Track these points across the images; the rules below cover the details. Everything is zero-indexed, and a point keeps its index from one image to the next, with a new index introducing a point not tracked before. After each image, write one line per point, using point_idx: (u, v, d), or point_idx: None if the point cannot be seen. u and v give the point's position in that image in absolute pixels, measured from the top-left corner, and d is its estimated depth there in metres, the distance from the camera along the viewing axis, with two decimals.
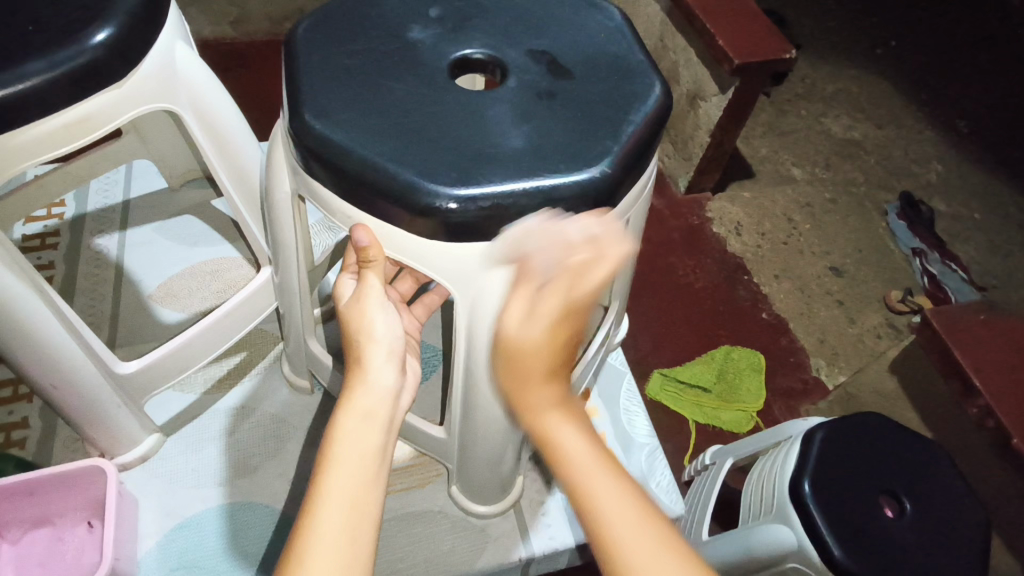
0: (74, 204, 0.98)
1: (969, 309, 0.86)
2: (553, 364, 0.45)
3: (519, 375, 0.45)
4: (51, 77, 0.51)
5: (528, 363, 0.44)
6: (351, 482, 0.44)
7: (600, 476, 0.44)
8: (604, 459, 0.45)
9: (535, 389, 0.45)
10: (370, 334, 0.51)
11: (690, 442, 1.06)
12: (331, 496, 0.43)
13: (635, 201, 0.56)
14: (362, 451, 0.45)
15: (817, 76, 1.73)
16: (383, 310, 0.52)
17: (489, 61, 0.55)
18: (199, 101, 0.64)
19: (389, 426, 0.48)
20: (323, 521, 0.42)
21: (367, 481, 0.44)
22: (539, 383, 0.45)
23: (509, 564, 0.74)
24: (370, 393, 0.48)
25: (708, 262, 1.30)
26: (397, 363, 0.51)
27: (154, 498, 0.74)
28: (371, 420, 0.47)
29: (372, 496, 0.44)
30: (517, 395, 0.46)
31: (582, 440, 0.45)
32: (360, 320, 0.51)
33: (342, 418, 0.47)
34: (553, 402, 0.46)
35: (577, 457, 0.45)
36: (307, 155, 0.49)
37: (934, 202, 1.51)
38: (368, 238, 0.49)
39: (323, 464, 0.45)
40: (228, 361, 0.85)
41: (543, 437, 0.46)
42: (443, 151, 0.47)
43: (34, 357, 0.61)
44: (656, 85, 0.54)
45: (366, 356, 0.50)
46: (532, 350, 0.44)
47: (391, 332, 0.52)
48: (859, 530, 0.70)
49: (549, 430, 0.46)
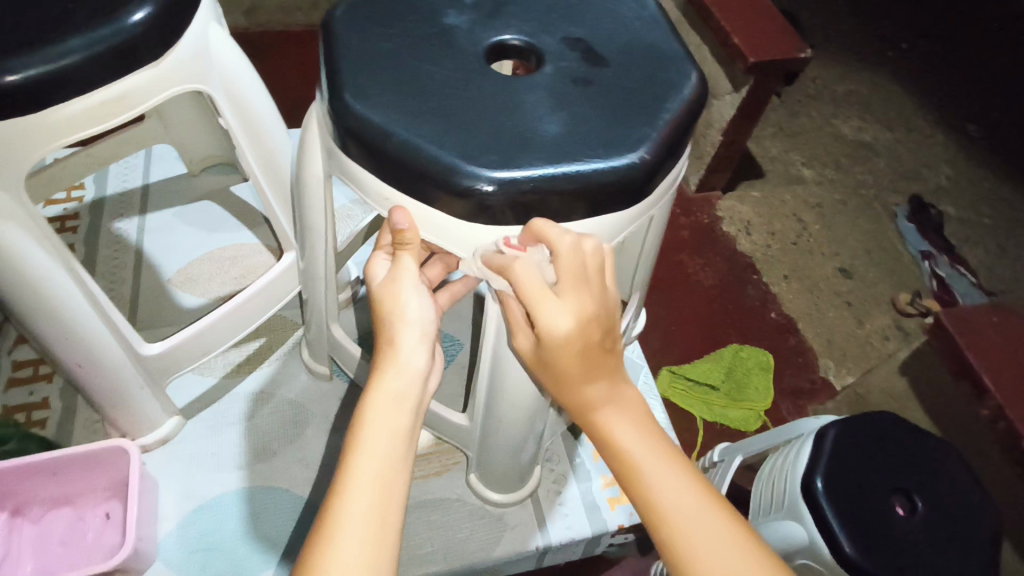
0: (93, 188, 0.98)
1: (982, 310, 0.86)
2: (584, 363, 0.48)
3: (562, 377, 0.50)
4: (91, 54, 0.51)
5: (564, 368, 0.49)
6: (381, 462, 0.44)
7: (657, 463, 0.49)
8: (657, 446, 0.50)
9: (582, 390, 0.50)
10: (403, 315, 0.51)
11: (698, 439, 1.06)
12: (360, 477, 0.43)
13: (668, 190, 0.56)
14: (391, 431, 0.46)
15: (828, 77, 1.73)
16: (417, 294, 0.52)
17: (524, 48, 0.55)
18: (232, 83, 0.64)
19: (418, 408, 0.49)
20: (353, 499, 0.42)
21: (396, 462, 0.45)
22: (584, 383, 0.50)
23: (526, 553, 0.74)
24: (401, 374, 0.48)
25: (719, 261, 1.31)
26: (427, 346, 0.51)
27: (174, 480, 0.74)
28: (402, 402, 0.47)
29: (400, 478, 0.44)
30: (568, 395, 0.51)
31: (634, 432, 0.50)
32: (393, 302, 0.51)
33: (373, 398, 0.47)
34: (607, 397, 0.51)
35: (634, 451, 0.49)
36: (345, 135, 0.49)
37: (943, 205, 1.51)
38: (407, 222, 0.49)
39: (353, 442, 0.45)
40: (247, 347, 0.86)
41: (597, 434, 0.51)
42: (483, 134, 0.47)
43: (62, 336, 0.61)
44: (692, 74, 0.54)
45: (399, 337, 0.50)
46: (565, 358, 0.48)
47: (424, 314, 0.52)
48: (872, 527, 0.71)
49: (605, 425, 0.51)
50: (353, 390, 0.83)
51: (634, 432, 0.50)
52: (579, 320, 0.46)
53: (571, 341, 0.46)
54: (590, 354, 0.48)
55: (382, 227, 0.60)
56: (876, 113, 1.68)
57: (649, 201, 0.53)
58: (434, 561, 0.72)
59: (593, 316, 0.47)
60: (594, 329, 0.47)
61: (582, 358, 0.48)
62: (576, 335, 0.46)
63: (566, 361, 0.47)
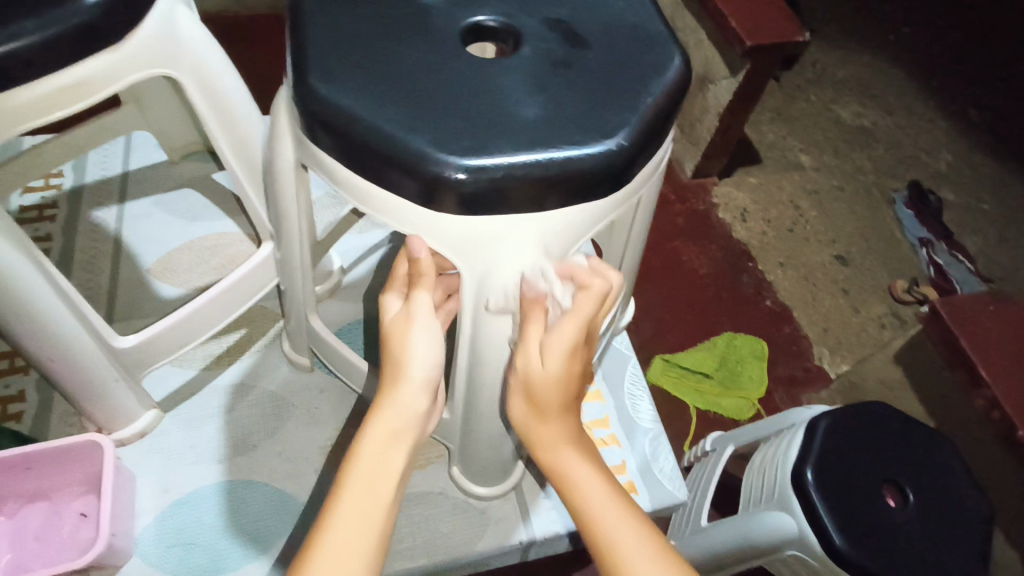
0: (72, 175, 0.96)
1: (978, 298, 0.84)
2: (564, 395, 0.50)
3: (538, 404, 0.51)
4: (46, 37, 0.49)
5: (548, 395, 0.50)
6: (367, 499, 0.46)
7: (612, 511, 0.48)
8: (614, 494, 0.50)
9: (549, 423, 0.51)
10: (409, 357, 0.50)
11: (690, 428, 1.05)
12: (344, 512, 0.45)
13: (652, 175, 0.54)
14: (382, 472, 0.47)
15: (827, 61, 1.70)
16: (429, 332, 0.51)
17: (503, 31, 0.53)
18: (202, 67, 0.62)
19: (412, 448, 0.50)
20: (335, 533, 0.44)
21: (382, 500, 0.46)
22: (556, 415, 0.51)
23: (510, 547, 0.73)
24: (399, 413, 0.49)
25: (712, 248, 1.29)
26: (429, 387, 0.51)
27: (151, 474, 0.73)
28: (395, 441, 0.49)
29: (383, 520, 0.46)
30: (534, 432, 0.52)
31: (593, 477, 0.51)
32: (403, 341, 0.50)
33: (367, 436, 0.48)
34: (562, 440, 0.52)
35: (589, 497, 0.50)
36: (311, 121, 0.47)
37: (942, 191, 1.49)
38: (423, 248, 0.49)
39: (342, 478, 0.47)
40: (228, 338, 0.84)
41: (556, 472, 0.52)
42: (455, 119, 0.45)
43: (30, 329, 0.59)
44: (676, 56, 0.52)
45: (401, 378, 0.50)
46: (549, 390, 0.49)
47: (429, 359, 0.51)
48: (862, 518, 0.70)
49: (564, 465, 0.51)
50: (337, 381, 0.82)
51: (596, 483, 0.50)
52: (573, 349, 0.49)
53: (563, 369, 0.49)
54: (571, 383, 0.50)
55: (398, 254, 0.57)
56: (876, 97, 1.65)
57: (630, 188, 0.51)
58: (416, 556, 0.71)
59: (580, 347, 0.49)
60: (579, 354, 0.50)
61: (562, 389, 0.50)
62: (564, 365, 0.49)
63: (547, 397, 0.50)
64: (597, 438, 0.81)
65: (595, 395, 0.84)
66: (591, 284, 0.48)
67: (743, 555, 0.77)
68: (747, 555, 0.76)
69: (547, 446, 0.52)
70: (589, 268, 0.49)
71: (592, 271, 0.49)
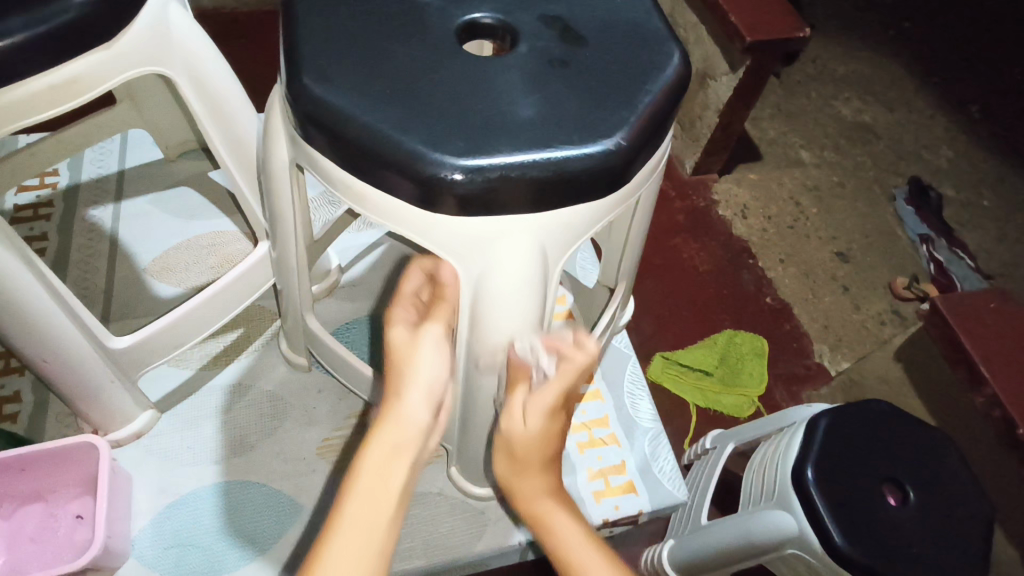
0: (68, 173, 0.96)
1: (979, 296, 0.84)
2: (543, 453, 0.55)
3: (519, 463, 0.56)
4: (35, 34, 0.48)
5: (529, 452, 0.55)
6: (369, 514, 0.45)
7: (589, 557, 0.53)
8: (590, 541, 0.54)
9: (530, 480, 0.56)
10: (415, 369, 0.51)
11: (690, 426, 1.04)
12: (347, 527, 0.45)
13: (651, 175, 0.54)
14: (384, 485, 0.47)
15: (827, 57, 1.69)
16: (436, 351, 0.52)
17: (499, 28, 0.52)
18: (196, 65, 0.61)
19: (414, 463, 0.49)
20: (337, 549, 0.44)
21: (385, 516, 0.46)
22: (535, 472, 0.56)
23: (509, 547, 0.73)
24: (401, 429, 0.49)
25: (712, 245, 1.28)
26: (432, 404, 0.51)
27: (148, 475, 0.72)
28: (397, 456, 0.48)
29: (386, 536, 0.45)
30: (516, 488, 0.57)
31: (572, 525, 0.56)
32: (410, 357, 0.52)
33: (370, 450, 0.48)
34: (542, 495, 0.57)
35: (567, 543, 0.54)
36: (304, 120, 0.46)
37: (943, 187, 1.48)
38: (451, 275, 0.52)
39: (345, 493, 0.47)
40: (225, 337, 0.84)
41: (538, 524, 0.56)
42: (450, 119, 0.45)
43: (23, 330, 0.59)
44: (674, 54, 0.52)
45: (404, 388, 0.51)
46: (530, 448, 0.55)
47: (435, 374, 0.52)
48: (862, 517, 0.69)
49: (544, 516, 0.56)
50: (335, 380, 0.81)
51: (574, 530, 0.55)
52: (552, 412, 0.53)
53: (541, 429, 0.54)
54: (550, 441, 0.55)
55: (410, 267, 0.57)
56: (876, 93, 1.64)
57: (629, 188, 0.50)
58: (414, 557, 0.71)
59: (559, 410, 0.54)
60: (558, 418, 0.54)
61: (541, 447, 0.55)
62: (543, 426, 0.54)
63: (527, 455, 0.55)
64: (596, 437, 0.81)
65: (594, 394, 0.84)
66: (573, 354, 0.52)
67: (743, 554, 0.76)
68: (747, 554, 0.76)
69: (529, 497, 0.57)
70: (572, 342, 0.53)
71: (574, 344, 0.53)
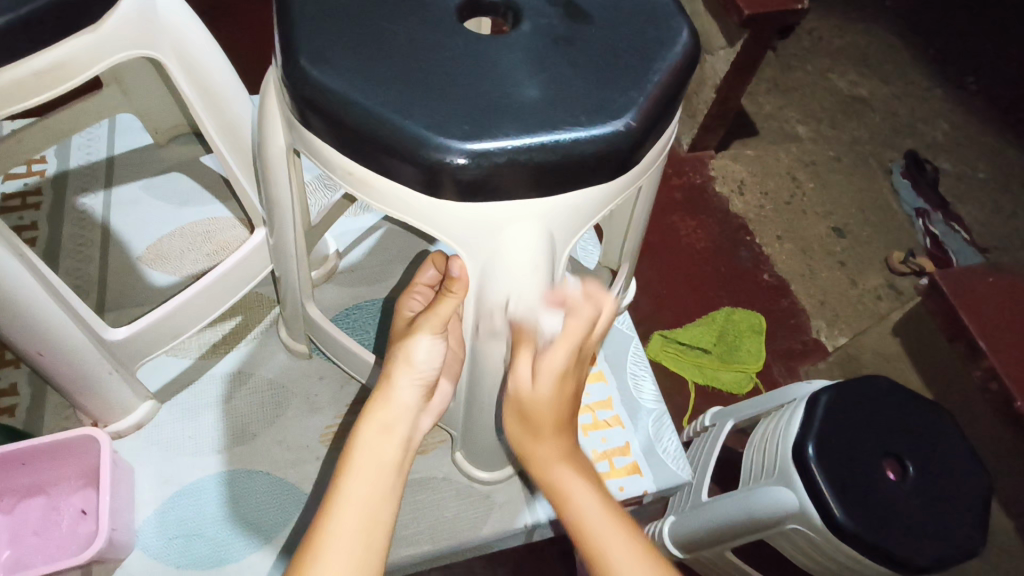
0: (56, 161, 0.94)
1: (977, 271, 0.83)
2: (557, 412, 0.52)
3: (531, 424, 0.52)
4: (18, 18, 0.47)
5: (544, 418, 0.51)
6: (368, 488, 0.48)
7: (612, 537, 0.50)
8: (614, 520, 0.51)
9: (542, 443, 0.53)
10: (410, 359, 0.52)
11: (690, 403, 1.05)
12: (348, 503, 0.47)
13: (659, 156, 0.53)
14: (379, 463, 0.50)
15: (823, 30, 1.67)
16: (430, 342, 0.52)
17: (500, 4, 0.51)
18: (186, 47, 0.59)
19: (405, 443, 0.52)
20: (338, 523, 0.47)
21: (383, 490, 0.49)
22: (549, 436, 0.53)
23: (515, 530, 0.73)
24: (392, 410, 0.52)
25: (710, 222, 1.27)
26: (423, 387, 0.53)
27: (152, 465, 0.72)
28: (390, 434, 0.51)
29: (385, 507, 0.48)
30: (529, 451, 0.54)
31: (591, 497, 0.52)
32: (405, 346, 0.52)
33: (363, 430, 0.51)
34: (556, 460, 0.53)
35: (588, 517, 0.51)
36: (302, 105, 0.45)
37: (939, 160, 1.48)
38: (462, 270, 0.49)
39: (343, 469, 0.50)
40: (223, 326, 0.83)
41: (553, 490, 0.53)
42: (454, 101, 0.43)
43: (18, 323, 0.57)
44: (683, 30, 0.50)
45: (397, 375, 0.52)
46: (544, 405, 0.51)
47: (430, 363, 0.53)
48: (862, 492, 0.70)
49: (561, 484, 0.53)
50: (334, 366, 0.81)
51: (595, 505, 0.52)
52: (561, 376, 0.50)
53: (552, 387, 0.50)
54: (566, 400, 0.52)
55: (434, 256, 0.57)
56: (873, 66, 1.62)
57: (637, 170, 0.49)
58: (421, 542, 0.71)
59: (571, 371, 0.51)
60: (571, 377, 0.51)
61: (556, 408, 0.51)
62: (551, 388, 0.50)
63: (539, 416, 0.52)
64: (600, 419, 0.81)
65: (597, 376, 0.84)
66: (581, 308, 0.50)
67: (745, 530, 0.76)
68: (749, 531, 0.76)
69: (542, 464, 0.53)
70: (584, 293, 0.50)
71: (587, 296, 0.50)
